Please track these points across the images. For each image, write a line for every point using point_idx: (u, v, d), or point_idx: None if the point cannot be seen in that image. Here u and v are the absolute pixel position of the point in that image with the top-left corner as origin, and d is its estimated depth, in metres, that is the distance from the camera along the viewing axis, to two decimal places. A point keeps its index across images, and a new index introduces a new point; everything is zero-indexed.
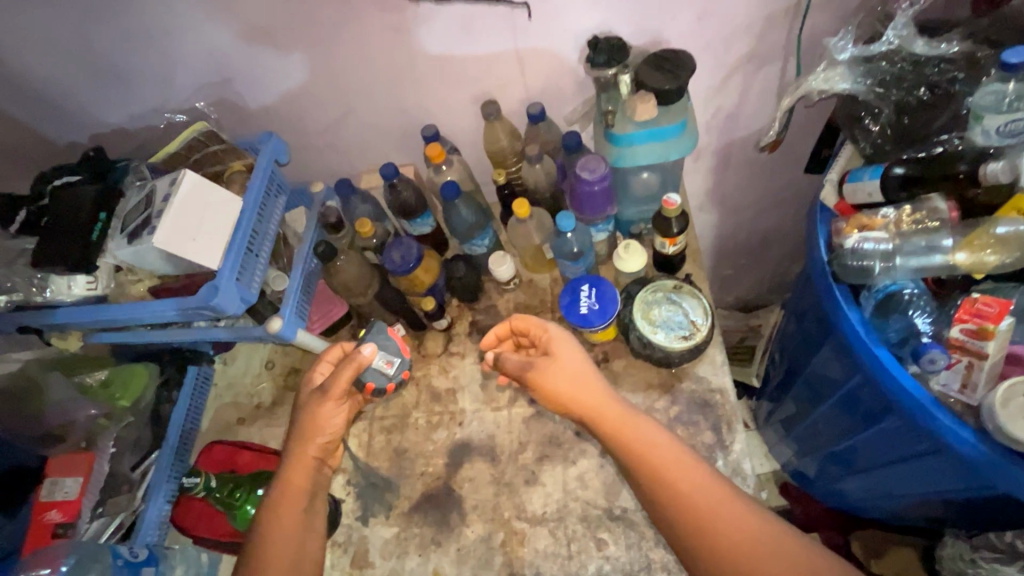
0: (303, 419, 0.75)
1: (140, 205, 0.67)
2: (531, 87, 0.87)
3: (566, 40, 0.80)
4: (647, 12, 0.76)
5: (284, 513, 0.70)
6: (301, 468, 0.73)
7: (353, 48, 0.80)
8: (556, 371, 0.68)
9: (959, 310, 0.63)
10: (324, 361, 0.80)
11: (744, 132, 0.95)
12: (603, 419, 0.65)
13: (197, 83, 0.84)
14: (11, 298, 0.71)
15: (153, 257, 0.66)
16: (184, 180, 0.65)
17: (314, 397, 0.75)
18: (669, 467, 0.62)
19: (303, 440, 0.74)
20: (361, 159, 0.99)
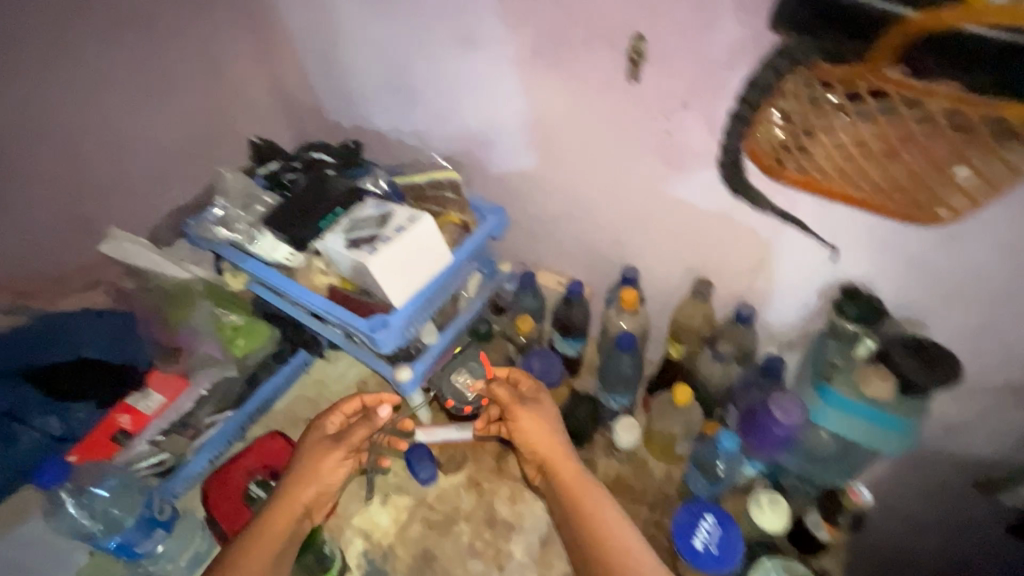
0: (307, 464, 0.74)
1: (374, 219, 0.69)
2: (753, 288, 0.81)
3: (820, 271, 0.73)
4: (925, 293, 0.68)
5: (256, 551, 0.64)
6: (287, 511, 0.69)
7: (611, 174, 0.82)
8: (532, 418, 0.76)
9: None
10: (336, 412, 0.78)
11: (960, 454, 0.80)
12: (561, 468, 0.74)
13: (466, 136, 0.92)
14: (232, 237, 0.77)
15: (354, 268, 0.68)
16: (423, 224, 0.66)
17: (326, 445, 0.75)
18: (604, 523, 0.68)
19: (302, 482, 0.72)
20: (551, 257, 0.99)
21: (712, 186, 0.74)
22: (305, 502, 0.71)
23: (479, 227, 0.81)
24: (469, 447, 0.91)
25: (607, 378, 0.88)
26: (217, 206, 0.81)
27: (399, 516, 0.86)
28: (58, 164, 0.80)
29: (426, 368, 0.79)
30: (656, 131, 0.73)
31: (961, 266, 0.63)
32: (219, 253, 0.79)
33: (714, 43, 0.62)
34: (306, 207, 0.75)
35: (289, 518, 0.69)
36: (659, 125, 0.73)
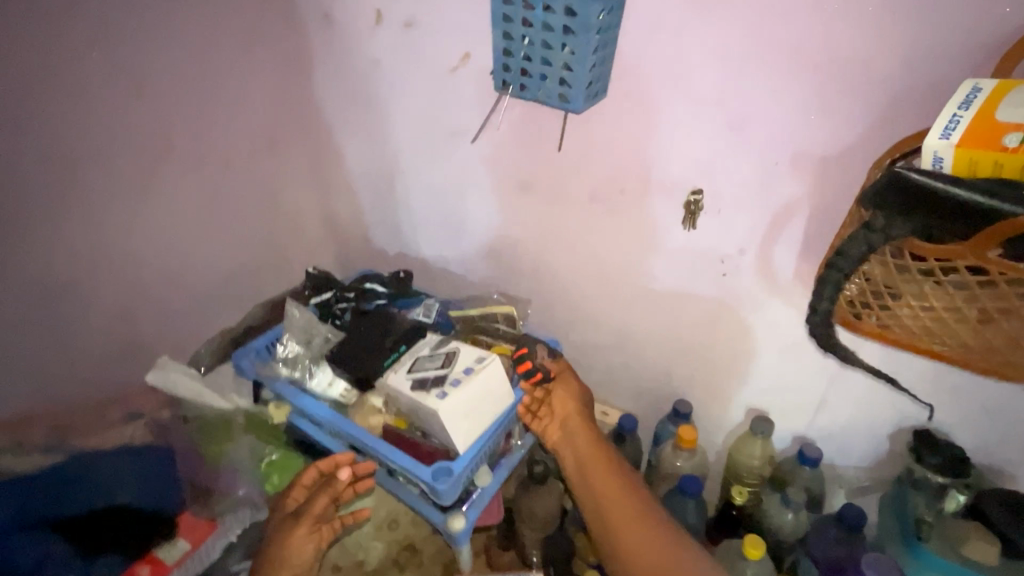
0: (272, 553, 0.68)
1: (439, 358, 0.72)
2: (815, 429, 0.78)
3: (886, 414, 0.72)
4: (1004, 441, 0.66)
5: None
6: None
7: (662, 309, 0.83)
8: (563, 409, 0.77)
9: None
10: (297, 486, 0.74)
11: None
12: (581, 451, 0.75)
13: (513, 268, 0.95)
14: (292, 373, 0.80)
15: (421, 411, 0.68)
16: (490, 364, 0.70)
17: (290, 526, 0.70)
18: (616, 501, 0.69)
19: (271, 569, 0.67)
20: (594, 387, 0.97)
21: (768, 325, 0.74)
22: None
23: None
24: None
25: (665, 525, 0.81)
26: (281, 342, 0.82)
27: None
28: (121, 293, 0.79)
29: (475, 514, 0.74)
30: (712, 273, 0.76)
31: None
32: (275, 388, 0.80)
33: (773, 199, 0.66)
34: (373, 348, 0.78)
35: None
36: (717, 268, 0.75)
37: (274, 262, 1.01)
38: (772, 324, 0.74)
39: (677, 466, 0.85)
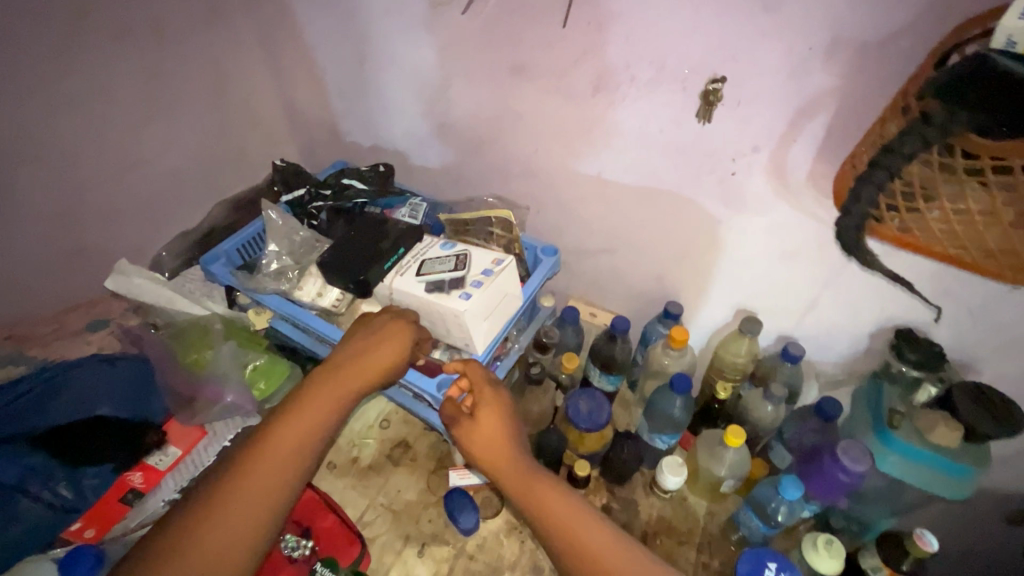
0: (354, 348, 0.64)
1: (451, 260, 0.70)
2: (802, 329, 0.81)
3: (873, 316, 0.74)
4: (978, 340, 0.69)
5: (291, 426, 0.56)
6: (330, 395, 0.60)
7: (663, 210, 0.79)
8: (478, 426, 0.64)
9: None
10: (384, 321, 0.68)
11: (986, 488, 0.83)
12: (510, 485, 0.61)
13: (505, 165, 0.88)
14: (280, 284, 0.77)
15: (439, 313, 0.68)
16: (507, 268, 0.70)
17: (386, 334, 0.66)
18: (571, 523, 0.57)
19: (348, 365, 0.63)
20: (585, 291, 0.96)
21: (772, 228, 0.73)
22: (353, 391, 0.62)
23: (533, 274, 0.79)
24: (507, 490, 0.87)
25: (650, 412, 0.86)
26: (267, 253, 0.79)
27: (438, 568, 0.81)
28: (52, 187, 0.68)
29: None
30: (722, 173, 0.71)
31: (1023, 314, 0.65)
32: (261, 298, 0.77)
33: (800, 91, 0.60)
34: (372, 254, 0.74)
35: (328, 402, 0.60)
36: (728, 166, 0.70)
37: (231, 154, 0.90)
38: (776, 225, 0.72)
39: (665, 364, 0.87)
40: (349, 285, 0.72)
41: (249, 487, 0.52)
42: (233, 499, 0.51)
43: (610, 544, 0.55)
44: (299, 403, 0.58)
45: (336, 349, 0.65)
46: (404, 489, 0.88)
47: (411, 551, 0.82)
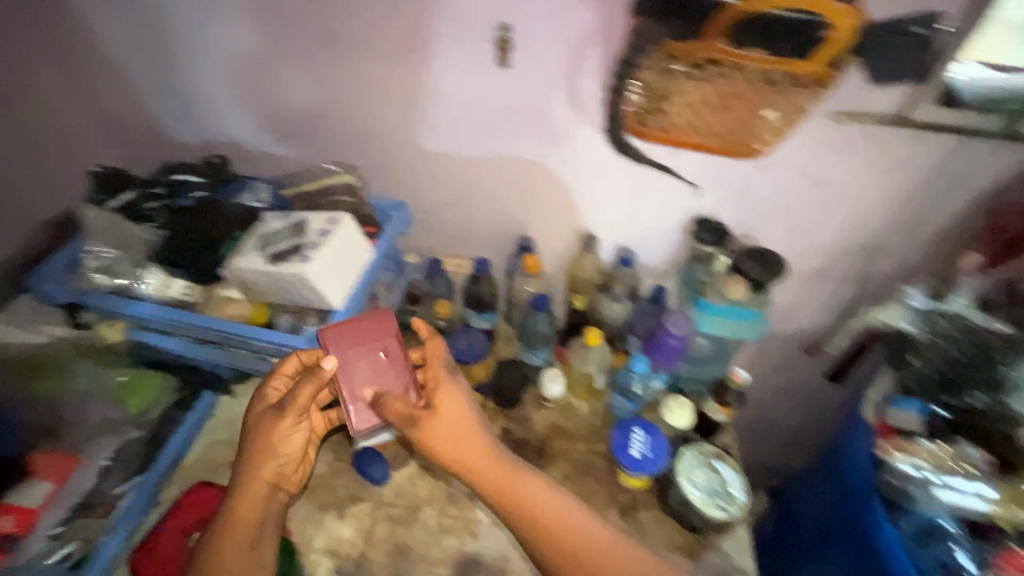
0: (257, 441, 0.67)
1: (288, 231, 0.71)
2: (631, 236, 0.95)
3: (678, 212, 0.90)
4: (751, 214, 0.88)
5: (240, 512, 0.63)
6: (256, 497, 0.64)
7: (495, 154, 0.88)
8: (437, 424, 0.69)
9: (1001, 558, 0.67)
10: (280, 374, 0.70)
11: (788, 331, 1.05)
12: (474, 462, 0.69)
13: (342, 136, 0.91)
14: (116, 283, 0.74)
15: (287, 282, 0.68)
16: (343, 225, 0.70)
17: (273, 415, 0.67)
18: (527, 502, 0.66)
19: (257, 464, 0.66)
20: (448, 244, 1.03)
21: (584, 152, 0.85)
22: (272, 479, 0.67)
23: (384, 229, 0.81)
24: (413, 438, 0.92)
25: (523, 335, 0.97)
26: (92, 253, 0.76)
27: (361, 524, 0.85)
28: None
29: None
30: (534, 110, 0.81)
31: (773, 185, 0.83)
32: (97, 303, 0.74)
33: (572, 28, 0.71)
34: (208, 238, 0.77)
35: (258, 500, 0.64)
36: (536, 103, 0.80)
37: None
38: (586, 148, 0.84)
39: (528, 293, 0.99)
40: (193, 272, 0.75)
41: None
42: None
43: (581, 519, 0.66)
44: (235, 498, 0.64)
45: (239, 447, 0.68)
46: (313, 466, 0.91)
47: (332, 517, 0.86)
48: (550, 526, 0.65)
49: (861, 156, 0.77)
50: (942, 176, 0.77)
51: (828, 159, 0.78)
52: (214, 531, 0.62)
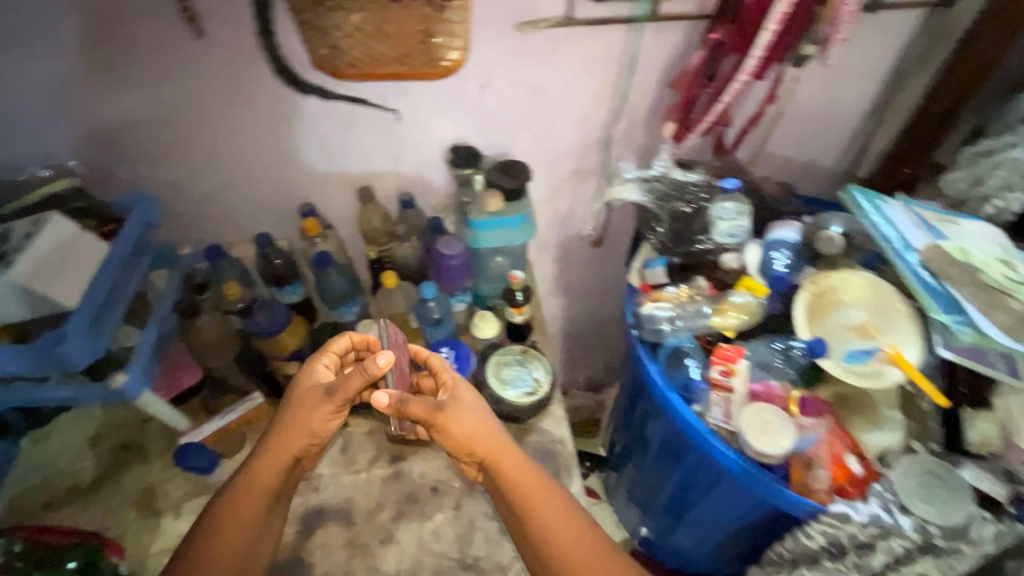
0: (296, 411, 0.75)
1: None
2: (404, 178, 1.00)
3: (436, 145, 0.97)
4: (495, 132, 0.97)
5: (245, 497, 0.73)
6: (274, 465, 0.75)
7: (241, 128, 0.88)
8: (460, 413, 0.73)
9: (714, 356, 0.81)
10: (329, 354, 0.79)
11: (576, 232, 1.19)
12: (504, 466, 0.75)
13: (66, 143, 0.84)
14: None
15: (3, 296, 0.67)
16: (47, 224, 0.69)
17: (319, 398, 0.74)
18: (537, 493, 0.74)
19: (287, 436, 0.75)
20: (234, 230, 1.02)
21: (323, 107, 0.89)
22: (295, 452, 0.76)
23: (128, 220, 0.80)
24: (242, 424, 0.95)
25: (329, 297, 0.99)
26: None
27: None
28: None
29: (144, 368, 0.79)
30: (256, 77, 0.83)
31: (502, 101, 0.93)
32: None
33: None
34: None
35: (275, 471, 0.75)
36: (254, 70, 0.82)
37: None
38: (322, 102, 0.88)
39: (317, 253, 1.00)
40: None
41: (228, 539, 0.71)
42: (211, 554, 0.71)
43: (563, 508, 0.75)
44: (251, 472, 0.75)
45: (279, 415, 0.76)
46: (142, 480, 0.90)
47: (168, 518, 0.86)
48: (534, 509, 0.73)
49: (559, 59, 0.89)
50: (629, 64, 0.90)
51: (534, 67, 0.89)
52: (238, 482, 0.74)
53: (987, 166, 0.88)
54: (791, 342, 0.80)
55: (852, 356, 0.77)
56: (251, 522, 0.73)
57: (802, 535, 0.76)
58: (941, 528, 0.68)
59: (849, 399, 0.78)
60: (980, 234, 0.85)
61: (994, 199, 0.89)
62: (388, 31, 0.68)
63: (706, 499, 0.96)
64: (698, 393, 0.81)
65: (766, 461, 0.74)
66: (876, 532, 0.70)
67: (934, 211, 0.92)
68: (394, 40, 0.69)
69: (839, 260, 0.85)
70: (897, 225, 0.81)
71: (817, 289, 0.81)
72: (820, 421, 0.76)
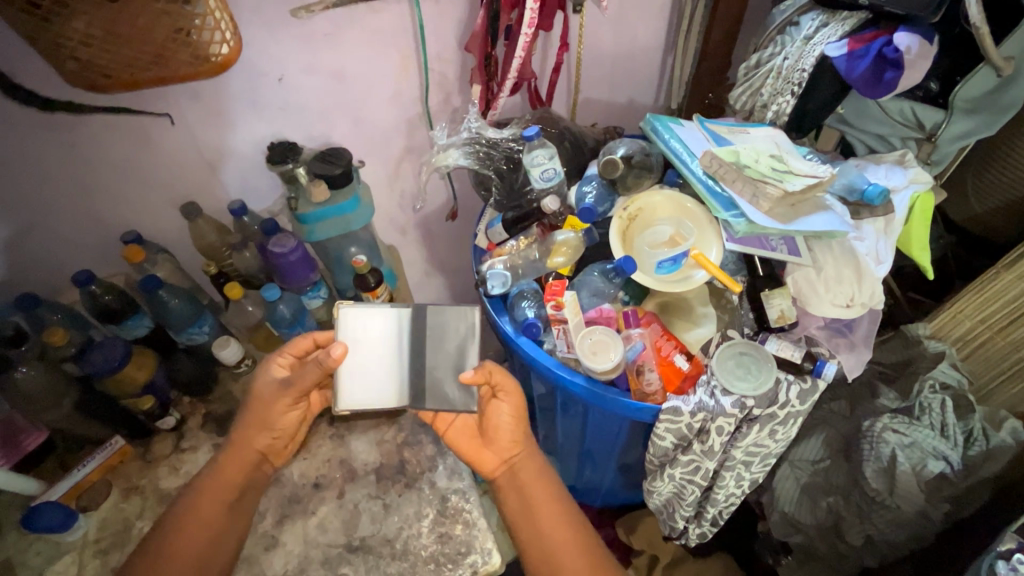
0: (256, 407, 0.83)
1: None
2: (228, 186, 0.97)
3: (249, 146, 0.94)
4: (310, 123, 0.96)
5: (211, 491, 0.78)
6: (240, 457, 0.82)
7: (21, 165, 0.82)
8: (519, 412, 0.84)
9: (546, 294, 0.87)
10: (286, 353, 0.84)
11: (432, 210, 1.20)
12: (529, 462, 0.84)
13: None
14: None
15: None
16: None
17: (276, 392, 0.82)
18: (544, 490, 0.83)
19: (251, 428, 0.82)
20: (53, 274, 0.95)
21: (95, 123, 0.82)
22: (258, 446, 0.83)
23: None
24: (104, 472, 0.90)
25: (172, 322, 0.95)
26: None
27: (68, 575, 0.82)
28: None
29: None
30: (16, 108, 0.77)
31: (306, 91, 0.92)
32: None
33: None
34: None
35: (239, 465, 0.81)
36: (12, 101, 0.76)
37: None
38: (84, 117, 0.81)
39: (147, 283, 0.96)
40: None
41: (188, 531, 0.75)
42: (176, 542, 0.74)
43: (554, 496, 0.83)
44: (218, 464, 0.81)
45: (241, 412, 0.84)
46: None
47: None
48: (540, 503, 0.82)
49: (349, 41, 0.89)
50: (421, 34, 0.92)
51: (327, 52, 0.89)
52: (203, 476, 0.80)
53: (759, 76, 0.97)
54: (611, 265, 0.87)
55: (663, 267, 0.83)
56: (218, 508, 0.77)
57: (654, 438, 0.83)
58: (757, 398, 0.78)
59: (670, 305, 0.89)
60: (762, 137, 0.92)
61: (772, 106, 0.96)
62: (129, 34, 0.66)
63: (587, 433, 1.02)
64: (542, 331, 0.87)
65: (603, 376, 0.80)
66: (704, 416, 0.79)
67: (726, 125, 0.98)
68: (142, 42, 0.67)
69: (636, 181, 0.92)
70: (683, 139, 0.90)
71: (628, 214, 0.88)
72: (646, 331, 0.85)
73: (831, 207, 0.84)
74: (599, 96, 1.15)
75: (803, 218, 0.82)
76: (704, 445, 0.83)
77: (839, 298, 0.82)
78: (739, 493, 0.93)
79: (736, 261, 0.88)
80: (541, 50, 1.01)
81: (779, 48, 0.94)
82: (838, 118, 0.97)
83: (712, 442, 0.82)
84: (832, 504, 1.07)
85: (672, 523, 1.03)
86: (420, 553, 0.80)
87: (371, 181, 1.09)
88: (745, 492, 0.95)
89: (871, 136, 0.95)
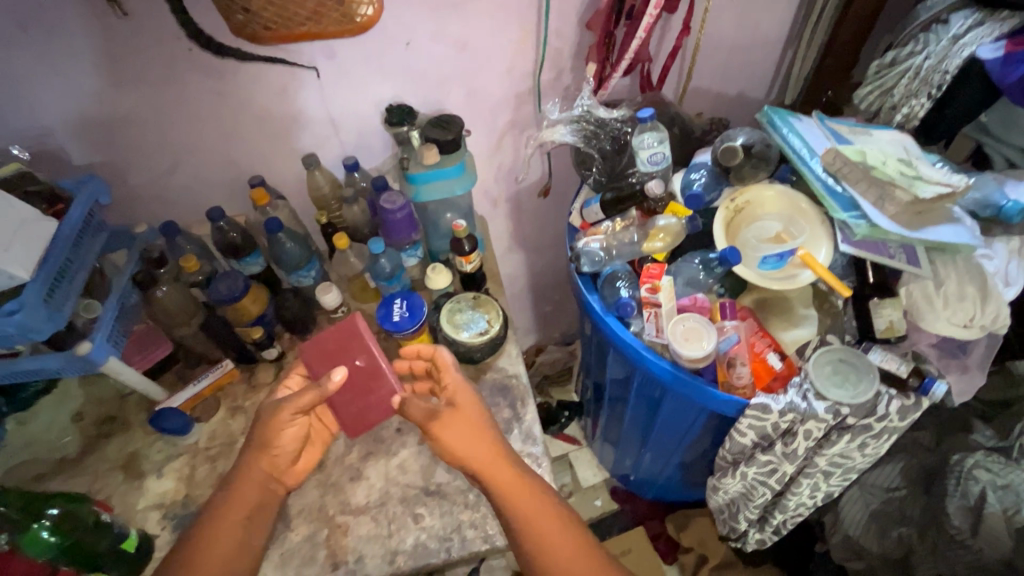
0: (262, 431, 0.75)
1: None
2: (346, 143, 1.04)
3: (371, 106, 1.00)
4: (428, 89, 1.00)
5: (222, 512, 0.72)
6: (253, 478, 0.75)
7: (180, 104, 0.91)
8: (451, 426, 0.75)
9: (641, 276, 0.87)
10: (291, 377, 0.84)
11: (525, 185, 1.22)
12: (498, 479, 0.72)
13: (17, 134, 0.87)
14: None
15: None
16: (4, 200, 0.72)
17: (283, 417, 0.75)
18: (536, 508, 0.71)
19: (259, 449, 0.76)
20: (192, 206, 1.06)
21: (249, 72, 0.90)
22: (268, 467, 0.77)
23: (79, 196, 0.87)
24: (216, 389, 1.00)
25: (286, 262, 1.02)
26: None
27: (182, 473, 0.92)
28: None
29: (108, 335, 0.86)
30: (185, 52, 0.85)
31: (431, 58, 0.96)
32: None
33: None
34: None
35: (254, 482, 0.75)
36: (187, 44, 0.84)
37: None
38: (240, 64, 0.88)
39: (279, 246, 1.00)
40: None
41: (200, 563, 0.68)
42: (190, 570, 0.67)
43: (552, 513, 0.72)
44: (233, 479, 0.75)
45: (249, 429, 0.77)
46: (125, 447, 0.94)
47: (151, 477, 0.91)
48: (527, 518, 0.71)
49: (478, 11, 0.92)
50: (547, 8, 0.93)
51: (455, 20, 0.92)
52: (228, 484, 0.74)
53: (892, 76, 0.91)
54: (713, 255, 0.87)
55: (768, 262, 0.82)
56: (234, 531, 0.71)
57: (735, 432, 0.83)
58: (853, 407, 0.75)
59: (769, 302, 0.87)
60: (888, 140, 0.87)
61: (903, 108, 0.91)
62: None
63: (656, 423, 1.03)
64: (633, 313, 0.87)
65: (692, 363, 0.80)
66: (793, 417, 0.78)
67: (849, 125, 0.93)
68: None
69: (751, 172, 0.89)
70: (804, 136, 0.87)
71: (735, 205, 0.87)
72: (741, 324, 0.84)
73: (961, 220, 0.79)
74: (710, 85, 1.12)
75: (929, 227, 0.78)
76: (786, 447, 0.81)
77: (957, 316, 0.77)
78: (811, 504, 0.91)
79: (845, 266, 0.85)
80: (661, 33, 1.00)
81: (922, 46, 0.87)
82: (979, 127, 0.90)
83: (797, 445, 0.80)
84: (904, 536, 1.02)
85: (736, 526, 1.02)
86: (492, 507, 0.84)
87: (473, 152, 1.13)
88: (817, 506, 0.93)
89: (1013, 150, 0.88)
